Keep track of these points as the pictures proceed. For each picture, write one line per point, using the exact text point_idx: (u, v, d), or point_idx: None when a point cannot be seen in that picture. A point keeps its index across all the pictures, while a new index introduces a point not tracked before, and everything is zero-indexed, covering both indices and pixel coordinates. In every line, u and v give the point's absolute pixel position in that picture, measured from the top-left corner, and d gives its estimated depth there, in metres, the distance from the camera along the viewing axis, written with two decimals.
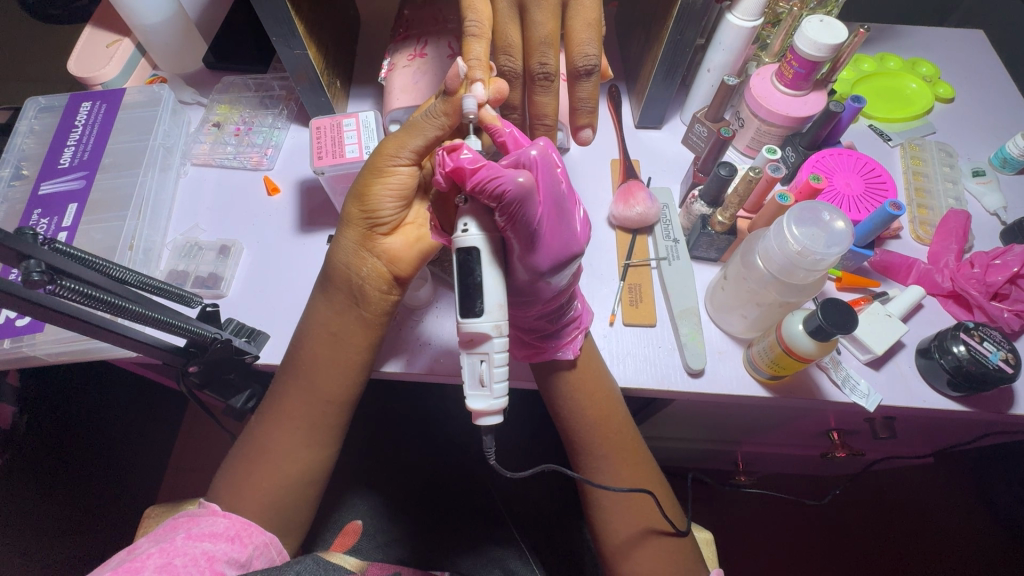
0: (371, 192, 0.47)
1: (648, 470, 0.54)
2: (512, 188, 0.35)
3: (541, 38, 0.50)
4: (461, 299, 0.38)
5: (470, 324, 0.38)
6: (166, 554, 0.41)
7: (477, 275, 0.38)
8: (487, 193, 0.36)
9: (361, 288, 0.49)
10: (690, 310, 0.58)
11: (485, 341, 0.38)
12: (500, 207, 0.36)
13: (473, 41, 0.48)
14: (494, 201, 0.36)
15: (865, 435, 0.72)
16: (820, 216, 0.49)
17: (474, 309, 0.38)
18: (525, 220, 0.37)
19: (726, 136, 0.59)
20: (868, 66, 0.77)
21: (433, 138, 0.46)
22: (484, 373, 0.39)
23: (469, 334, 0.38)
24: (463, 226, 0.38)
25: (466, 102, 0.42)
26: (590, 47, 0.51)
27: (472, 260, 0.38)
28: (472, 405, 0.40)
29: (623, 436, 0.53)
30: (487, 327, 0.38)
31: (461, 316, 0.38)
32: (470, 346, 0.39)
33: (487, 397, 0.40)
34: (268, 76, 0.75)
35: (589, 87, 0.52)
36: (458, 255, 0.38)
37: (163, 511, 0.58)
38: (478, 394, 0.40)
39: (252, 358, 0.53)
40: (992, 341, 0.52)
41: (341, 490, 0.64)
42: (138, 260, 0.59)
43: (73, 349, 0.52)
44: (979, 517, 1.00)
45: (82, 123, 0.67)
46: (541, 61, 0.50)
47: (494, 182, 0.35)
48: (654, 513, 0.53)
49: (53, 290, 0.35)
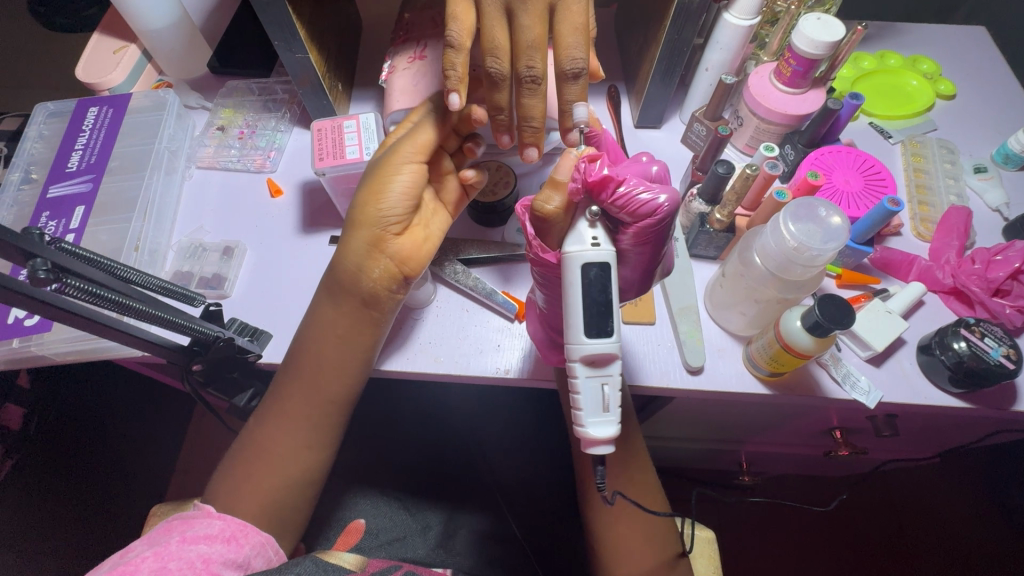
0: (383, 191, 0.48)
1: (648, 481, 0.55)
2: (667, 202, 0.38)
3: (528, 41, 0.49)
4: (589, 318, 0.38)
5: (601, 345, 0.38)
6: (161, 557, 0.42)
7: (610, 291, 0.38)
8: (641, 207, 0.38)
9: (371, 291, 0.49)
10: (688, 308, 0.58)
11: (609, 361, 0.39)
12: (647, 222, 0.39)
13: (453, 53, 0.50)
14: (644, 215, 0.38)
15: (868, 433, 0.71)
16: (817, 212, 0.49)
17: (601, 330, 0.38)
18: (660, 233, 0.40)
19: (724, 134, 0.58)
20: (868, 64, 0.77)
21: (432, 133, 0.51)
22: (607, 395, 0.39)
23: (594, 355, 0.38)
24: (594, 239, 0.39)
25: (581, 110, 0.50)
26: (576, 50, 0.51)
27: (603, 277, 0.38)
28: (591, 433, 0.40)
29: (626, 440, 0.56)
30: (613, 345, 0.38)
31: (591, 337, 0.38)
32: (594, 369, 0.39)
33: (608, 424, 0.39)
34: (271, 80, 0.76)
35: (576, 90, 0.51)
36: (587, 271, 0.38)
37: (169, 509, 0.58)
38: (599, 419, 0.39)
39: (255, 356, 0.54)
40: (993, 337, 0.52)
41: (344, 488, 0.64)
42: (144, 261, 0.60)
43: (80, 349, 0.53)
44: (990, 518, 0.99)
45: (90, 128, 0.68)
46: (527, 63, 0.49)
47: (651, 198, 0.38)
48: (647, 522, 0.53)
49: (59, 288, 0.36)
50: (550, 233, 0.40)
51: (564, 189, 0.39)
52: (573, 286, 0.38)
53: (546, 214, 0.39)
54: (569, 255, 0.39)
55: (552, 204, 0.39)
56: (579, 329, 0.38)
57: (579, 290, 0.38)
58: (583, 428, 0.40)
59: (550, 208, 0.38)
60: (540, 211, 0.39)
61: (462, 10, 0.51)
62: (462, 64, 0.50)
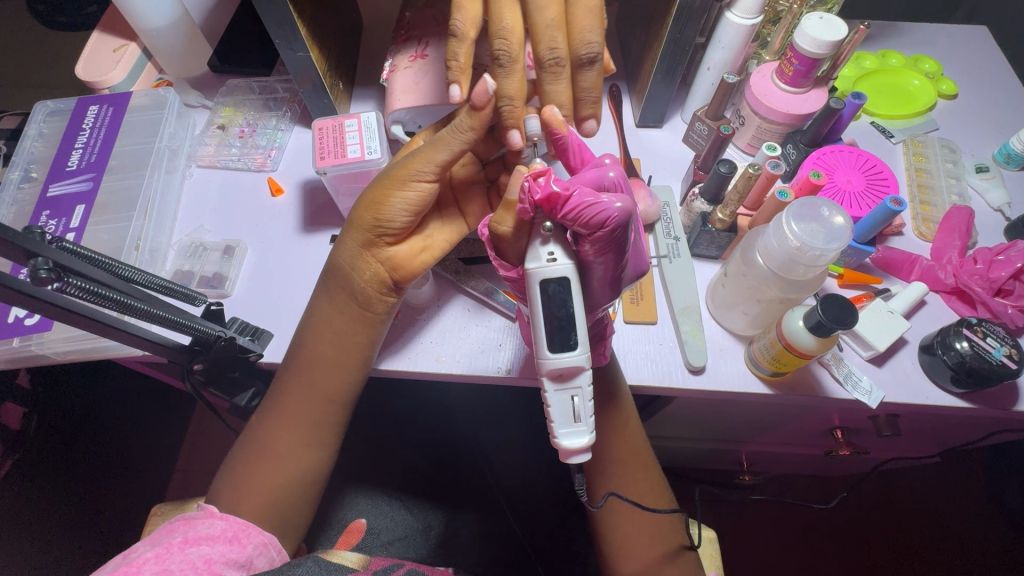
0: (386, 200, 0.48)
1: (657, 484, 0.55)
2: (619, 212, 0.37)
3: (547, 22, 0.51)
4: (551, 333, 0.38)
5: (566, 359, 0.38)
6: (162, 561, 0.41)
7: (571, 304, 0.38)
8: (592, 218, 0.37)
9: (362, 290, 0.50)
10: (690, 308, 0.58)
11: (577, 374, 0.39)
12: (602, 234, 0.37)
13: (456, 42, 0.51)
14: (597, 228, 0.37)
15: (869, 433, 0.71)
16: (820, 212, 0.49)
17: (565, 342, 0.38)
18: (621, 242, 0.39)
19: (726, 133, 0.58)
20: (870, 63, 0.77)
21: (456, 151, 0.47)
22: (577, 406, 0.40)
23: (560, 367, 0.39)
24: (550, 254, 0.38)
25: (530, 124, 0.47)
26: (591, 34, 0.51)
27: (564, 290, 0.38)
28: (565, 444, 0.40)
29: (635, 445, 0.55)
30: (577, 355, 0.38)
31: (555, 352, 0.38)
32: (561, 382, 0.39)
33: (581, 433, 0.40)
34: (272, 79, 0.76)
35: (591, 76, 0.53)
36: (547, 286, 0.38)
37: (170, 509, 0.58)
38: (571, 430, 0.40)
39: (256, 356, 0.54)
40: (995, 337, 0.52)
41: (345, 488, 0.64)
42: (144, 260, 0.60)
43: (81, 348, 0.53)
44: (990, 517, 0.99)
45: (90, 126, 0.68)
46: (549, 45, 0.50)
47: (599, 209, 0.37)
48: (656, 527, 0.53)
49: (62, 288, 0.36)
50: (508, 250, 0.42)
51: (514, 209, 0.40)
52: (535, 301, 0.39)
53: (501, 235, 0.41)
54: (529, 272, 0.39)
55: (506, 225, 0.41)
56: (543, 343, 0.38)
57: (541, 305, 0.38)
58: (556, 440, 0.40)
59: (503, 230, 0.41)
60: (494, 229, 0.41)
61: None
62: (464, 54, 0.51)
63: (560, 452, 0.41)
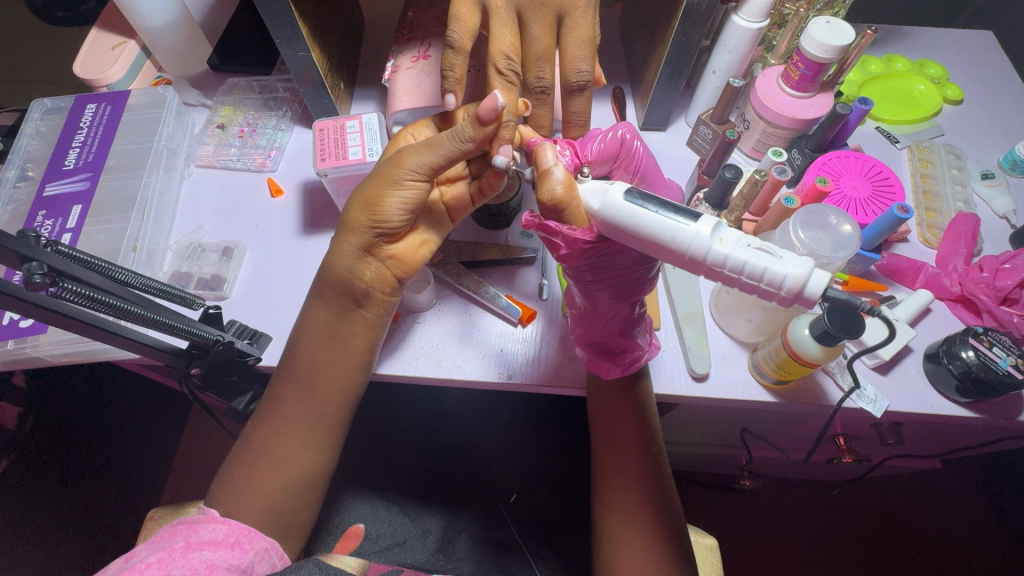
0: (381, 201, 0.47)
1: (660, 477, 0.53)
2: (626, 129, 0.52)
3: (537, 53, 0.54)
4: (671, 224, 0.38)
5: (705, 225, 0.37)
6: (164, 566, 0.40)
7: (654, 196, 0.39)
8: (613, 142, 0.52)
9: (365, 293, 0.49)
10: (694, 313, 0.58)
11: (724, 230, 0.37)
12: (625, 148, 0.52)
13: (452, 54, 0.51)
14: (621, 145, 0.52)
15: (872, 439, 0.71)
16: (828, 220, 0.49)
17: (688, 218, 0.38)
18: (639, 157, 0.53)
19: (732, 138, 0.57)
20: (876, 67, 0.76)
21: (449, 156, 0.46)
22: (762, 246, 0.37)
23: (711, 232, 0.37)
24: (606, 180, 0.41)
25: (497, 160, 0.46)
26: (582, 63, 0.54)
27: (640, 193, 0.39)
28: (796, 276, 0.36)
29: (647, 434, 0.54)
30: (708, 214, 0.38)
31: (693, 231, 0.37)
32: (726, 248, 0.37)
33: (790, 264, 0.36)
34: (272, 78, 0.75)
35: (581, 102, 0.56)
36: (628, 197, 0.39)
37: (166, 513, 0.57)
38: (784, 263, 0.36)
39: (254, 360, 0.53)
40: (1002, 347, 0.51)
41: (343, 491, 0.64)
42: (141, 261, 0.59)
43: (77, 351, 0.53)
44: (989, 525, 0.99)
45: (88, 124, 0.67)
46: (537, 74, 0.54)
47: (614, 133, 0.52)
48: (666, 519, 0.51)
49: (57, 293, 0.35)
50: (568, 216, 0.44)
51: (555, 176, 0.44)
52: (632, 216, 0.39)
53: (562, 199, 0.43)
54: (604, 206, 0.40)
55: (557, 187, 0.43)
56: (679, 227, 0.37)
57: (641, 212, 0.39)
58: (790, 280, 0.36)
59: (559, 193, 0.43)
60: (553, 196, 0.43)
61: (466, 10, 0.52)
62: (460, 65, 0.52)
63: (802, 294, 0.36)
